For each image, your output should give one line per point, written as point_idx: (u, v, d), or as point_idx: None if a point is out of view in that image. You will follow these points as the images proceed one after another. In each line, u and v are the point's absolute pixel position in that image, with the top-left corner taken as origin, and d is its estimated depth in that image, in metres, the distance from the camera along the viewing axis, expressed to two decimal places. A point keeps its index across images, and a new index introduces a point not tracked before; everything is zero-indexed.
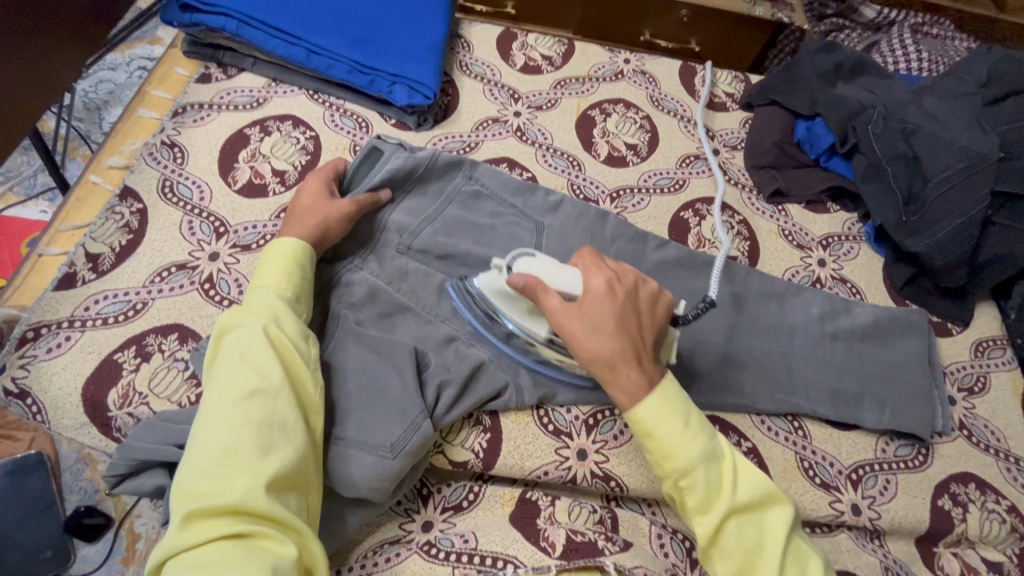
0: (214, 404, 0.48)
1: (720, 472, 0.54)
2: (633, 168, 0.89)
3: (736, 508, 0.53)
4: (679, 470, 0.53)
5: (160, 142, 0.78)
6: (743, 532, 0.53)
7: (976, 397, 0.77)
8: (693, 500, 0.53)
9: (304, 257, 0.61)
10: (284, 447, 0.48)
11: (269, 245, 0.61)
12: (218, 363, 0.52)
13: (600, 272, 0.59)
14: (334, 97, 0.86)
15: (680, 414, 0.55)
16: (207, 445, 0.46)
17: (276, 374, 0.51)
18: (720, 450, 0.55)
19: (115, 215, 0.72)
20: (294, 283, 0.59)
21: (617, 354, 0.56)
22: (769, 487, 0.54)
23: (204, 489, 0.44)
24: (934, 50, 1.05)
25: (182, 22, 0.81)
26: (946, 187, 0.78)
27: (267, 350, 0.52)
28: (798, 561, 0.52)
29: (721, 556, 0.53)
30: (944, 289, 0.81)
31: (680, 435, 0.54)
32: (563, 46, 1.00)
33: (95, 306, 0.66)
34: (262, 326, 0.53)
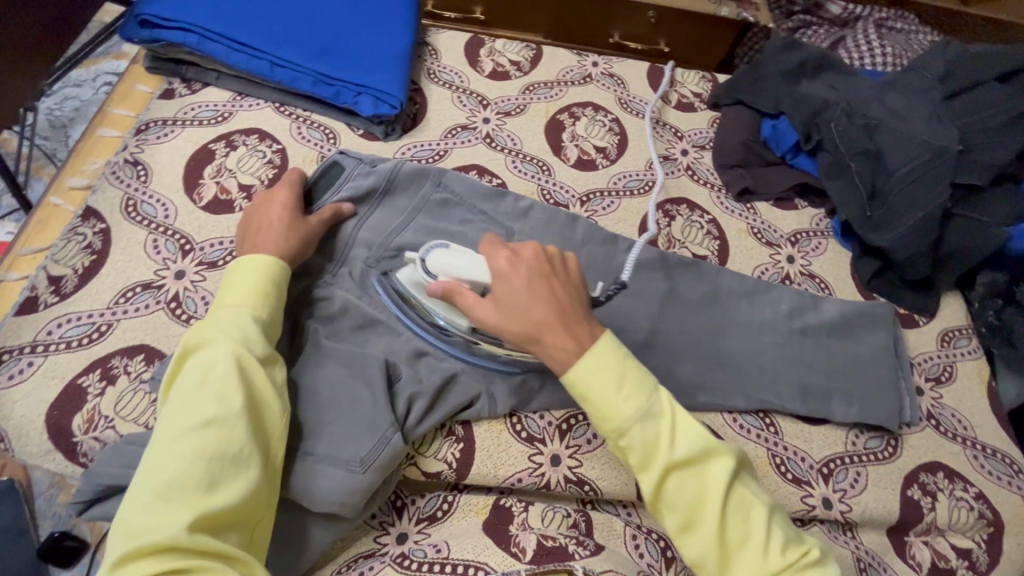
0: (168, 432, 0.48)
1: (660, 427, 0.53)
2: (603, 171, 0.89)
3: (675, 461, 0.52)
4: (617, 429, 0.53)
5: (123, 161, 0.78)
6: (684, 486, 0.52)
7: (942, 386, 0.78)
8: (633, 459, 0.53)
9: (277, 275, 0.61)
10: (234, 477, 0.48)
11: (237, 261, 0.61)
12: (177, 387, 0.51)
13: (499, 254, 0.59)
14: (300, 109, 0.86)
15: (616, 373, 0.54)
16: (154, 474, 0.46)
17: (235, 401, 0.50)
18: (658, 407, 0.54)
19: (78, 236, 0.71)
20: (263, 303, 0.58)
21: (540, 327, 0.55)
22: (707, 441, 0.54)
23: (145, 523, 0.44)
24: (898, 45, 1.06)
25: (143, 38, 0.80)
26: (906, 181, 0.79)
27: (229, 376, 0.51)
28: (740, 510, 0.52)
29: (667, 510, 0.53)
30: (910, 281, 0.83)
31: (617, 395, 0.53)
32: (530, 51, 1.01)
33: (58, 329, 0.65)
34: (227, 349, 0.53)
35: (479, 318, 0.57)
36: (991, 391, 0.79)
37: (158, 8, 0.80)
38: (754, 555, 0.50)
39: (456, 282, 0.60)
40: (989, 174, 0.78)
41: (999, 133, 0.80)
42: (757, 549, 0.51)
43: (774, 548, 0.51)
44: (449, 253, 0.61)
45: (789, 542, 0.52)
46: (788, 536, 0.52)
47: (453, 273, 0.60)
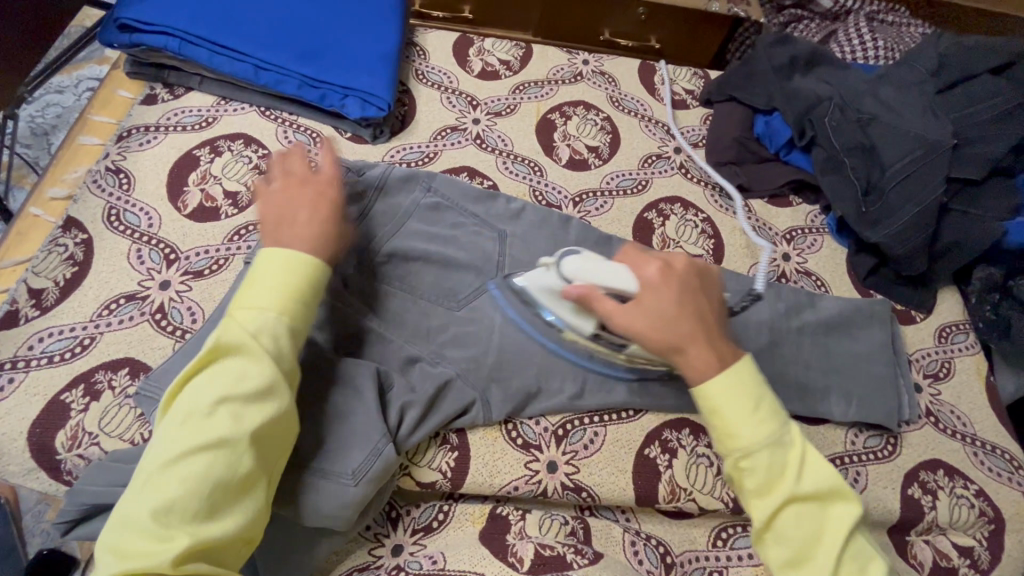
0: (179, 447, 0.46)
1: (789, 457, 0.52)
2: (595, 170, 0.88)
3: (797, 495, 0.51)
4: (741, 450, 0.52)
5: (105, 169, 0.76)
6: (802, 521, 0.51)
7: (941, 382, 0.77)
8: (752, 484, 0.52)
9: (314, 277, 0.55)
10: (235, 502, 0.47)
11: (267, 253, 0.54)
12: (191, 395, 0.48)
13: (651, 262, 0.58)
14: (286, 113, 0.84)
15: (751, 397, 0.53)
16: (158, 493, 0.44)
17: (250, 422, 0.48)
18: (790, 439, 0.52)
19: (59, 247, 0.69)
20: (293, 309, 0.52)
21: (684, 338, 0.54)
22: (837, 482, 0.52)
23: (141, 544, 0.43)
24: (890, 37, 1.06)
25: (122, 43, 0.79)
26: (902, 176, 0.78)
27: (248, 395, 0.48)
28: (851, 554, 0.51)
29: (774, 540, 0.52)
30: (906, 277, 0.82)
31: (750, 418, 0.52)
32: (520, 50, 0.99)
33: (40, 343, 0.63)
34: (250, 365, 0.49)
35: (618, 324, 0.56)
36: (989, 386, 0.78)
37: (137, 11, 0.78)
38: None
39: (595, 289, 0.57)
40: (984, 168, 0.77)
41: (993, 126, 0.79)
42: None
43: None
44: (590, 261, 0.59)
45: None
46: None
47: (593, 279, 0.57)
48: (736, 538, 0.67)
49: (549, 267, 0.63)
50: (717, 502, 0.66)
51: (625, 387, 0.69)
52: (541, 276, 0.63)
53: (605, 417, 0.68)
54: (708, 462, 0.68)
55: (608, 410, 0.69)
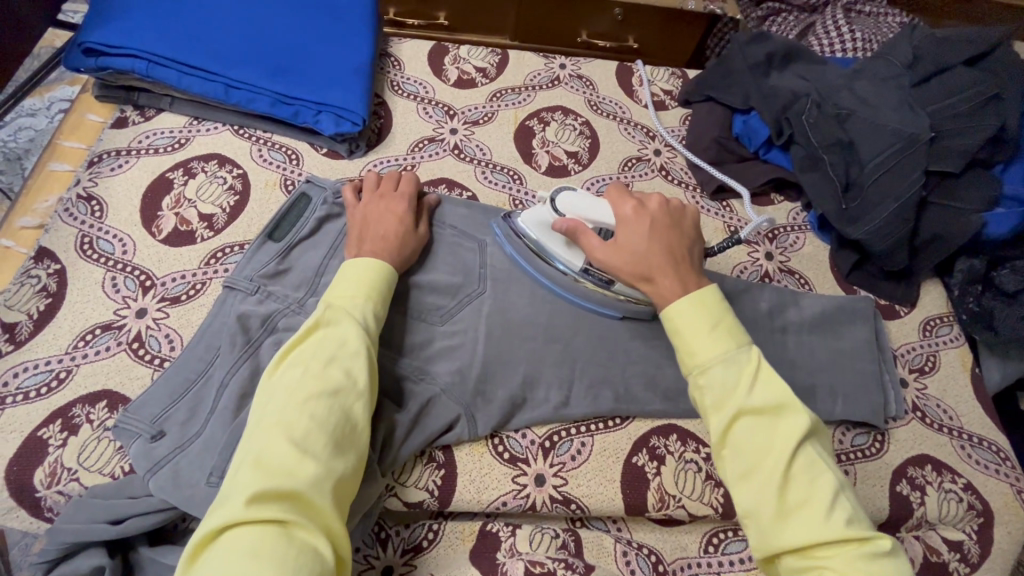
0: (300, 390, 0.49)
1: (745, 370, 0.53)
2: (575, 176, 0.88)
3: (751, 407, 0.51)
4: (699, 366, 0.54)
5: (76, 196, 0.75)
6: (754, 434, 0.50)
7: (927, 376, 0.78)
8: (709, 399, 0.52)
9: (394, 277, 0.62)
10: (348, 449, 0.49)
11: (360, 257, 0.62)
12: (300, 356, 0.52)
13: (628, 200, 0.64)
14: (260, 131, 0.83)
15: (709, 318, 0.55)
16: (289, 427, 0.46)
17: (359, 379, 0.52)
18: (746, 357, 0.54)
19: (32, 279, 0.68)
20: (378, 298, 0.59)
21: (655, 265, 0.59)
22: (786, 395, 0.51)
23: (280, 467, 0.44)
24: (868, 29, 1.05)
25: (89, 67, 0.77)
26: (880, 172, 0.78)
27: (356, 357, 0.53)
28: (806, 472, 0.49)
29: (731, 457, 0.51)
30: (888, 272, 0.82)
31: (709, 334, 0.54)
32: (496, 56, 0.98)
33: (15, 379, 0.62)
34: (357, 333, 0.54)
35: (597, 258, 0.63)
36: (974, 378, 0.78)
37: (103, 35, 0.77)
38: (814, 515, 0.47)
39: (581, 224, 0.65)
40: (962, 160, 0.77)
41: (970, 119, 0.79)
42: (819, 510, 0.47)
43: (837, 516, 0.47)
44: (588, 201, 0.66)
45: (852, 518, 0.47)
46: (853, 512, 0.48)
47: (580, 215, 0.65)
48: (728, 543, 0.66)
49: (545, 204, 0.71)
50: (707, 507, 0.65)
51: (611, 396, 0.68)
52: (536, 212, 0.71)
53: (592, 427, 0.68)
54: (698, 468, 0.67)
55: (595, 420, 0.69)
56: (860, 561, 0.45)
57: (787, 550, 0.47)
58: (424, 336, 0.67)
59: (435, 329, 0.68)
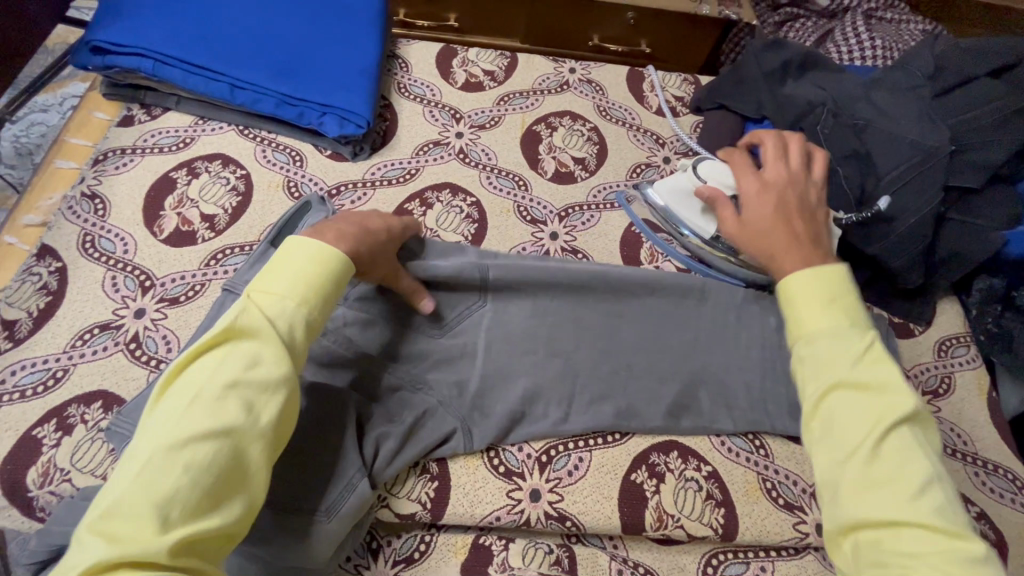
0: (184, 430, 0.41)
1: (857, 346, 0.48)
2: (582, 183, 0.86)
3: (854, 380, 0.46)
4: (805, 335, 0.50)
5: (80, 194, 0.75)
6: (853, 409, 0.46)
7: (941, 399, 0.75)
8: (809, 364, 0.49)
9: (338, 276, 0.53)
10: (235, 494, 0.42)
11: (298, 242, 0.52)
12: (193, 381, 0.44)
13: (751, 180, 0.66)
14: (265, 131, 0.83)
15: (828, 290, 0.52)
16: (158, 475, 0.39)
17: (263, 412, 0.45)
18: (861, 335, 0.49)
19: (33, 277, 0.68)
20: (313, 303, 0.50)
21: (778, 241, 0.59)
22: (899, 381, 0.46)
23: (132, 528, 0.37)
24: (888, 37, 1.02)
25: (95, 66, 0.77)
26: (897, 186, 0.76)
27: (263, 386, 0.45)
28: (901, 454, 0.43)
29: (819, 426, 0.47)
30: (904, 289, 0.80)
31: (821, 305, 0.51)
32: (505, 59, 0.97)
33: (12, 377, 0.62)
34: (271, 353, 0.46)
35: (728, 231, 0.66)
36: (991, 402, 0.76)
37: (111, 33, 0.77)
38: (897, 496, 0.42)
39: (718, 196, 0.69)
40: (983, 176, 0.75)
41: (991, 133, 0.76)
42: (905, 494, 0.42)
43: (925, 504, 0.41)
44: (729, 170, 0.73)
45: (946, 509, 0.41)
46: (949, 508, 0.42)
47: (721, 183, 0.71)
48: (728, 565, 0.64)
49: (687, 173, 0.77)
50: (707, 528, 0.63)
51: (611, 412, 0.67)
52: (678, 179, 0.77)
53: (590, 442, 0.66)
54: (698, 487, 0.65)
55: (594, 434, 0.67)
56: (938, 551, 0.39)
57: (861, 528, 0.42)
58: (422, 344, 0.66)
59: (434, 338, 0.67)
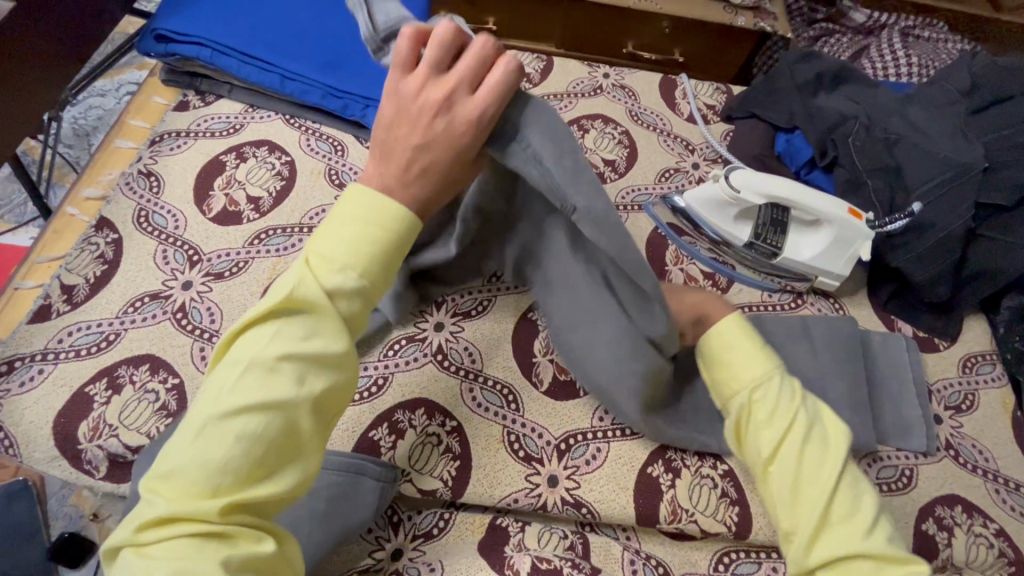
0: (235, 399, 0.41)
1: (791, 389, 0.53)
2: (611, 184, 0.88)
3: (803, 424, 0.51)
4: (747, 384, 0.53)
5: (137, 172, 0.79)
6: (804, 457, 0.50)
7: (964, 415, 0.75)
8: (760, 417, 0.52)
9: (399, 235, 0.47)
10: (286, 462, 0.43)
11: (363, 193, 0.47)
12: (245, 351, 0.43)
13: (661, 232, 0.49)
14: (310, 121, 0.87)
15: (752, 342, 0.55)
16: (211, 443, 0.40)
17: (315, 382, 0.44)
18: (789, 384, 0.53)
19: (91, 246, 0.73)
20: (374, 272, 0.46)
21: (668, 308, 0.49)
22: (825, 419, 0.53)
23: (189, 490, 0.39)
24: (924, 54, 1.03)
25: (158, 53, 0.83)
26: (927, 201, 0.76)
27: (316, 361, 0.44)
28: (853, 494, 0.49)
29: (779, 475, 0.50)
30: (931, 303, 0.80)
31: (752, 356, 0.54)
32: (541, 62, 1.00)
33: (69, 337, 0.67)
34: (326, 330, 0.44)
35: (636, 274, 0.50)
36: (1015, 421, 0.75)
37: (175, 23, 0.82)
38: (856, 534, 0.47)
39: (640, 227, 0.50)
40: (1016, 193, 0.75)
41: None
42: (859, 529, 0.47)
43: (877, 537, 0.47)
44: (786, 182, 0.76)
45: (893, 541, 0.48)
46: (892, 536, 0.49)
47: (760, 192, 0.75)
48: (739, 564, 0.65)
49: (716, 181, 0.79)
50: (719, 525, 0.64)
51: None
52: (706, 188, 0.79)
53: (608, 433, 0.68)
54: (713, 484, 0.66)
55: (613, 427, 0.68)
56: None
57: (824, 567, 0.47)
58: None
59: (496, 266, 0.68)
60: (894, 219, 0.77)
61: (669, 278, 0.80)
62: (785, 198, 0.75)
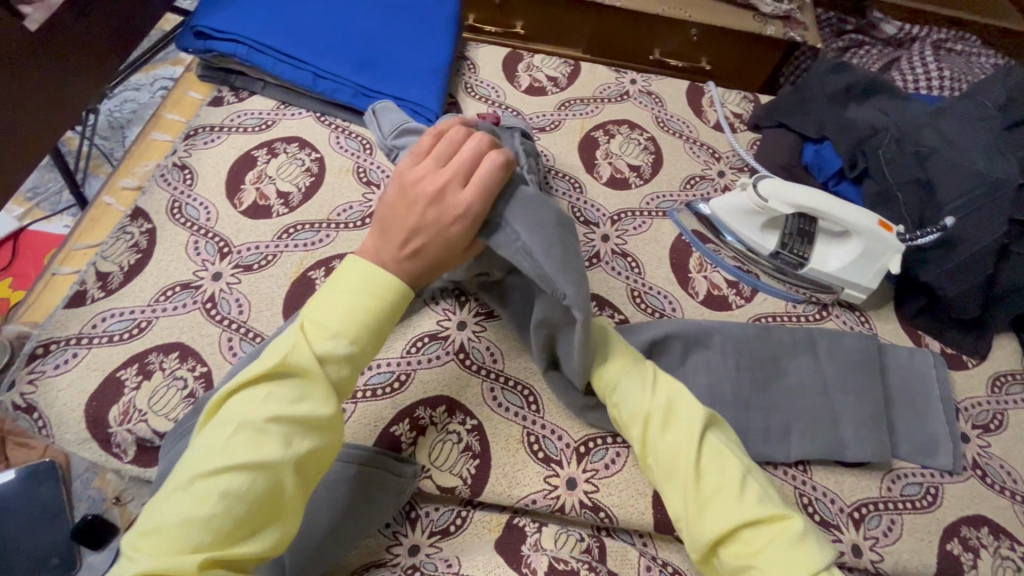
0: (222, 457, 0.42)
1: (645, 378, 0.58)
2: (636, 190, 0.88)
3: (657, 411, 0.55)
4: (609, 384, 0.59)
5: (172, 164, 0.81)
6: (666, 435, 0.54)
7: (992, 435, 0.73)
8: (625, 412, 0.57)
9: (391, 306, 0.51)
10: (267, 523, 0.44)
11: (356, 264, 0.51)
12: (236, 410, 0.45)
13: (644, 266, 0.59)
14: (340, 120, 0.88)
15: (609, 339, 0.62)
16: (196, 500, 0.41)
17: (302, 442, 0.45)
18: (645, 368, 0.59)
19: (126, 235, 0.75)
20: (364, 339, 0.50)
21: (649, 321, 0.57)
22: (682, 394, 0.56)
23: (169, 546, 0.39)
24: (956, 69, 1.02)
25: (197, 49, 0.85)
26: (958, 215, 0.75)
27: (304, 421, 0.46)
28: (715, 462, 0.52)
29: (655, 463, 0.54)
30: (960, 320, 0.78)
31: (608, 354, 0.61)
32: (568, 67, 1.01)
33: (102, 323, 0.68)
34: (315, 392, 0.47)
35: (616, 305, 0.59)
36: None
37: (213, 20, 0.84)
38: (727, 500, 0.49)
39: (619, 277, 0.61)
40: None
41: None
42: (731, 493, 0.49)
43: (748, 495, 0.49)
44: (814, 192, 0.74)
45: (766, 497, 0.49)
46: (765, 492, 0.50)
47: (786, 202, 0.74)
48: None
49: (744, 189, 0.78)
50: None
51: None
52: (733, 197, 0.79)
53: (628, 438, 0.68)
54: None
55: None
56: (775, 535, 0.47)
57: (714, 540, 0.49)
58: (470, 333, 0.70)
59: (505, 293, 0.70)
60: (925, 234, 0.76)
61: (692, 286, 0.80)
62: (812, 209, 0.74)
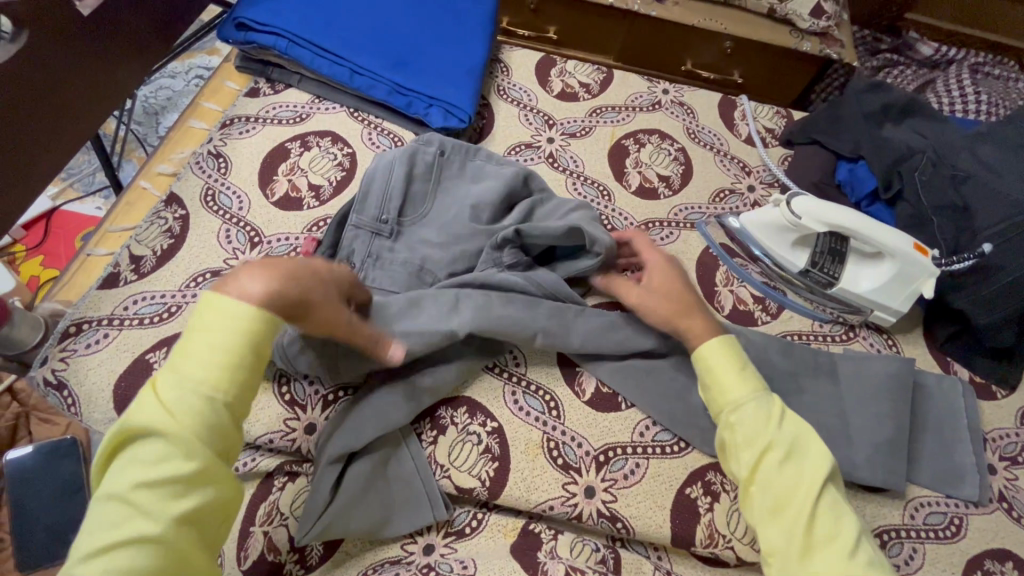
0: (105, 536, 0.39)
1: (772, 407, 0.56)
2: (665, 201, 0.87)
3: (780, 444, 0.53)
4: (731, 403, 0.57)
5: (207, 152, 0.82)
6: (784, 472, 0.52)
7: (1019, 467, 0.72)
8: (740, 434, 0.55)
9: (257, 332, 0.46)
10: None
11: (218, 300, 0.46)
12: (111, 481, 0.42)
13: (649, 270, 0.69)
14: (372, 116, 0.88)
15: (737, 360, 0.59)
16: None
17: (182, 501, 0.41)
18: (773, 398, 0.57)
19: (160, 220, 0.76)
20: (236, 375, 0.45)
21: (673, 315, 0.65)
22: (808, 438, 0.55)
23: None
24: (994, 94, 1.01)
25: (237, 40, 0.86)
26: (995, 242, 0.74)
27: (178, 476, 0.41)
28: (833, 513, 0.51)
29: (760, 493, 0.53)
30: (991, 349, 0.77)
31: (735, 373, 0.58)
32: (601, 74, 1.01)
33: (133, 306, 0.69)
34: (187, 441, 0.42)
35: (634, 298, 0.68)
36: None
37: (256, 12, 0.85)
38: (839, 556, 0.48)
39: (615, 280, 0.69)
40: None
41: None
42: (842, 551, 0.49)
43: (858, 557, 0.49)
44: (849, 212, 0.73)
45: (874, 562, 0.49)
46: (876, 560, 0.49)
47: (821, 220, 0.73)
48: None
49: (777, 205, 0.77)
50: (756, 554, 0.63)
51: (669, 423, 0.68)
52: (767, 212, 0.78)
53: (648, 450, 0.67)
54: None
55: (653, 444, 0.68)
56: None
57: None
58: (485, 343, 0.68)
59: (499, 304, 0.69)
60: (960, 259, 0.74)
61: (718, 300, 0.79)
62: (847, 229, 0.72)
